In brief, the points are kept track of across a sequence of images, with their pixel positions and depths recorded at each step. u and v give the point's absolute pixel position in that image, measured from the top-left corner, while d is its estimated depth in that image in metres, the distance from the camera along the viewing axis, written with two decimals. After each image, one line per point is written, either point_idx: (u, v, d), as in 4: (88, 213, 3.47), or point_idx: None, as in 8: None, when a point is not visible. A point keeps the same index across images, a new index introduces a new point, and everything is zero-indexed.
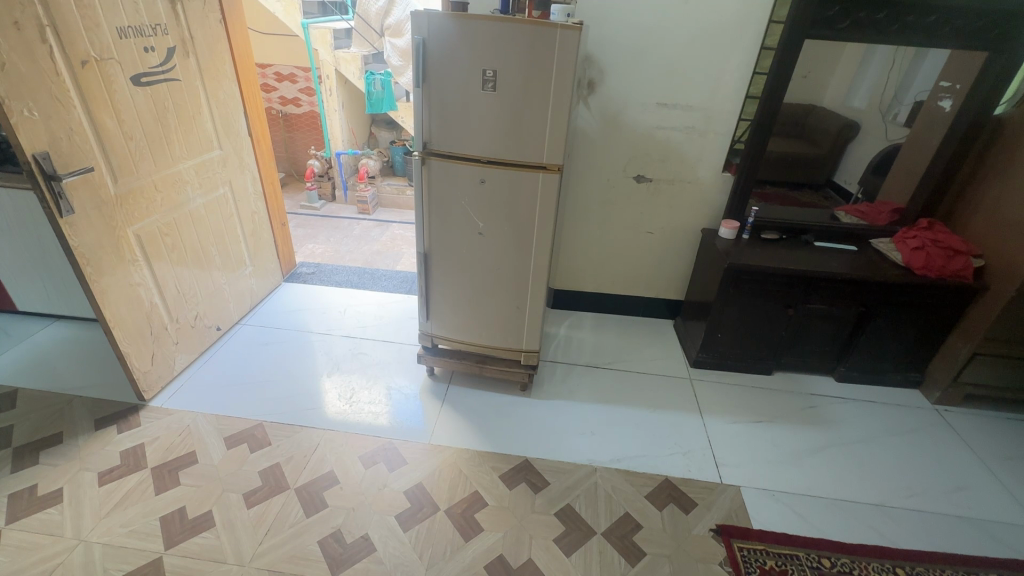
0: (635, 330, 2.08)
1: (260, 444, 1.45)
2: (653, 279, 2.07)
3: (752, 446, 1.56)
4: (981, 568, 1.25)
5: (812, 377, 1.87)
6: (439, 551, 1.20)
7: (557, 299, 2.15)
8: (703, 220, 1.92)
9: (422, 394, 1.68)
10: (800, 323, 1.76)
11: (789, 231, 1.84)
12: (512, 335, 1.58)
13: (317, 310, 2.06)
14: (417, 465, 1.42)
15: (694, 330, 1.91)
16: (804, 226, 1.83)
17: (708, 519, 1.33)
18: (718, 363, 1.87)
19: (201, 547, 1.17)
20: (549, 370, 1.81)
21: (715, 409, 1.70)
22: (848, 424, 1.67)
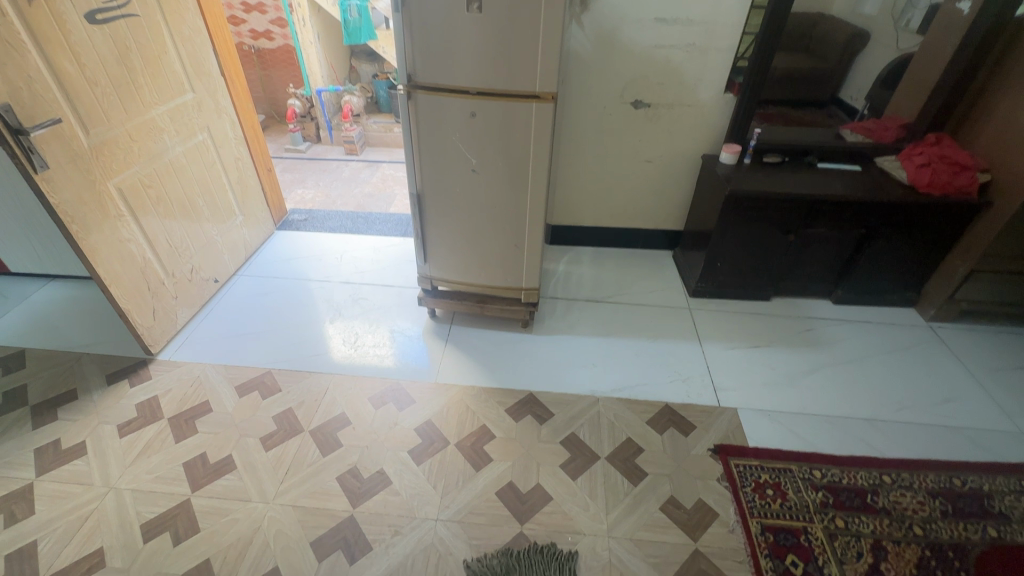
0: (634, 262, 2.07)
1: (271, 390, 1.49)
2: (652, 210, 2.03)
3: (750, 370, 1.61)
4: (962, 472, 1.33)
5: (810, 301, 1.89)
6: (453, 481, 1.26)
7: (555, 235, 2.12)
8: (704, 145, 1.85)
9: (424, 335, 1.70)
10: (800, 248, 1.75)
11: (790, 153, 1.78)
12: (511, 273, 1.57)
13: (313, 257, 2.04)
14: (426, 403, 1.46)
15: (693, 260, 1.91)
16: (807, 147, 1.77)
17: (707, 440, 1.39)
18: (718, 292, 1.88)
19: (225, 488, 1.24)
20: (549, 306, 1.83)
21: (714, 336, 1.73)
22: (843, 345, 1.71)
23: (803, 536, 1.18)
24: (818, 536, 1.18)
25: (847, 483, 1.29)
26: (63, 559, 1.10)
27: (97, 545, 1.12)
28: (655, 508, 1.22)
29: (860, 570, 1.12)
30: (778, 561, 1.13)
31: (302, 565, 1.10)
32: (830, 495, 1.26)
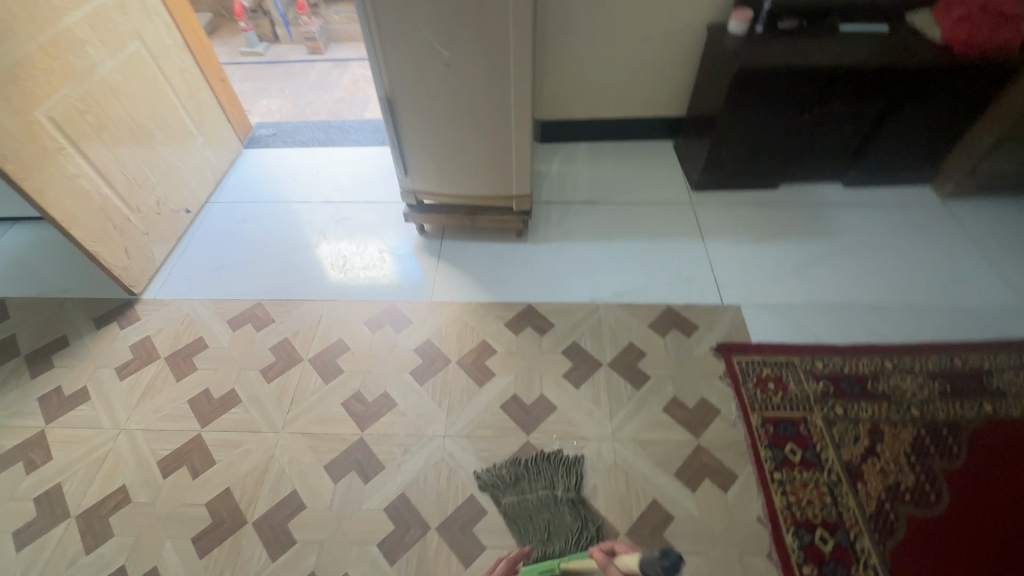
0: (633, 156, 1.92)
1: (264, 322, 1.45)
2: (651, 95, 1.83)
3: (755, 264, 1.55)
4: (963, 351, 1.33)
5: (819, 186, 1.78)
6: (457, 398, 1.27)
7: (546, 132, 1.95)
8: (710, 12, 1.61)
9: (415, 253, 1.62)
10: (814, 128, 1.60)
11: (808, 15, 1.54)
12: (500, 181, 1.45)
13: (288, 177, 1.89)
14: (423, 323, 1.43)
15: (697, 149, 1.76)
16: (828, 7, 1.53)
17: (709, 339, 1.38)
18: (722, 183, 1.76)
19: (234, 421, 1.25)
20: (544, 211, 1.73)
21: (717, 232, 1.65)
22: (852, 231, 1.64)
23: (803, 425, 1.20)
24: (818, 424, 1.20)
25: (849, 371, 1.30)
26: (90, 498, 1.14)
27: (120, 483, 1.16)
28: (659, 409, 1.24)
29: (857, 453, 1.16)
30: (777, 450, 1.17)
31: (320, 486, 1.14)
32: (831, 385, 1.27)
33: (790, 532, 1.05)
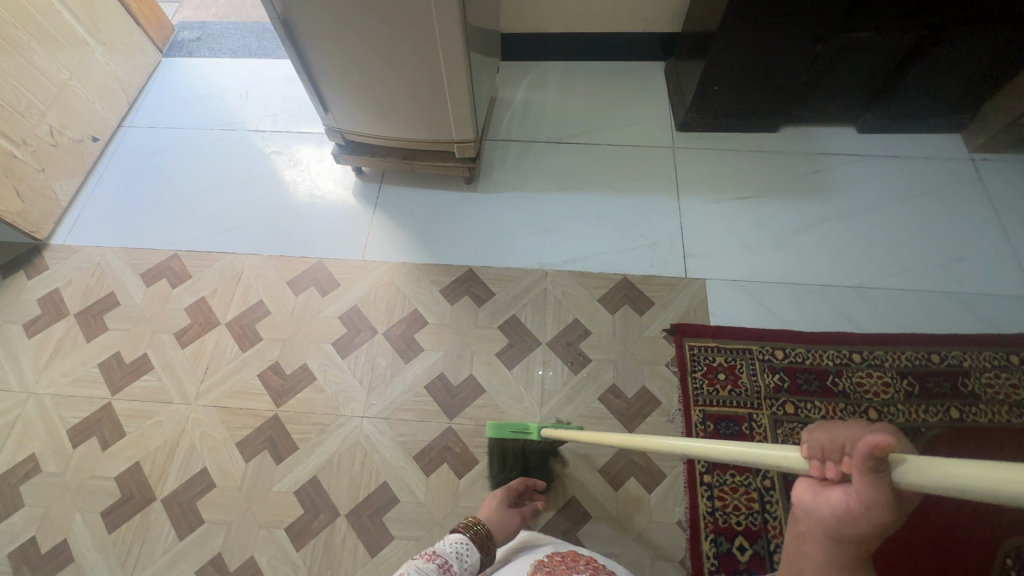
0: (616, 82, 1.63)
1: (180, 277, 1.33)
2: (641, 4, 1.50)
3: (732, 228, 1.36)
4: (944, 347, 1.18)
5: (828, 130, 1.51)
6: (381, 375, 1.19)
7: (515, 46, 1.64)
8: None
9: (350, 199, 1.44)
10: (829, 60, 1.31)
11: None
12: (436, 123, 1.23)
13: (213, 95, 1.64)
14: (351, 286, 1.30)
15: (687, 80, 1.48)
16: None
17: (664, 319, 1.24)
18: (712, 123, 1.50)
19: (145, 390, 1.19)
20: (501, 152, 1.50)
21: (696, 185, 1.43)
22: (854, 191, 1.41)
23: (746, 424, 1.11)
24: (763, 423, 1.11)
25: (810, 364, 1.17)
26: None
27: (29, 451, 1.13)
28: (594, 398, 1.15)
29: None
30: None
31: (230, 465, 1.10)
32: (787, 379, 1.16)
33: (709, 538, 1.01)
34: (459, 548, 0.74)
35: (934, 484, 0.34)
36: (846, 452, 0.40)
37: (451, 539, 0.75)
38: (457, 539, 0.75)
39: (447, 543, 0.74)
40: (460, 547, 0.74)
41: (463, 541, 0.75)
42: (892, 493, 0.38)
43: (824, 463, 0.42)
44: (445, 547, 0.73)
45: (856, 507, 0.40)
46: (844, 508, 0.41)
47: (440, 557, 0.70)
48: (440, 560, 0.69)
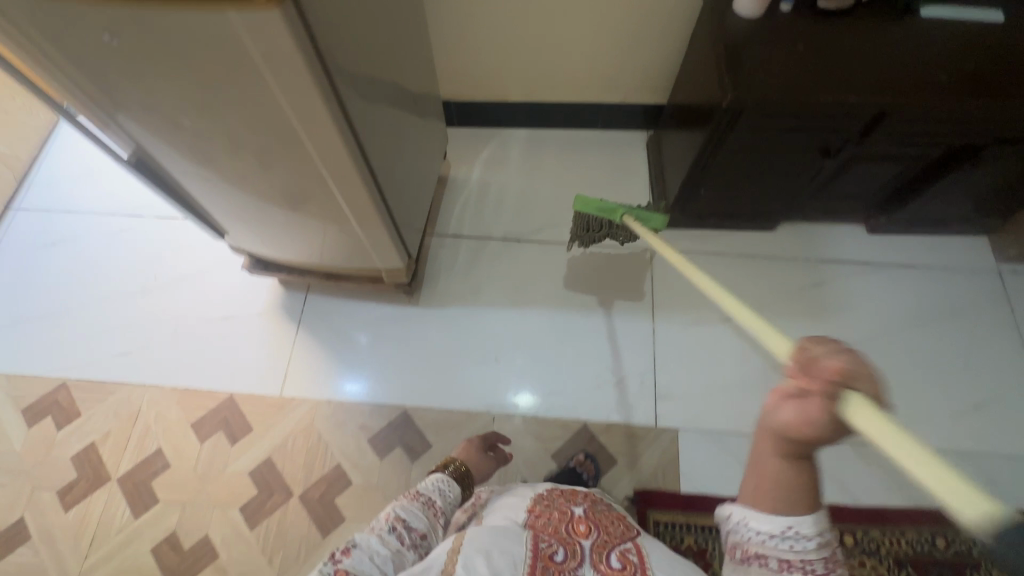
0: (591, 159, 1.40)
1: (68, 416, 1.14)
2: (620, 72, 1.25)
3: (713, 362, 1.16)
4: (951, 528, 1.01)
5: (833, 230, 1.28)
6: (293, 553, 1.02)
7: (470, 115, 1.39)
8: None
9: (271, 313, 1.23)
10: (837, 171, 1.08)
11: None
12: (357, 251, 1.02)
13: (117, 168, 1.40)
14: (265, 432, 1.12)
15: (671, 170, 1.25)
16: None
17: (626, 484, 1.06)
18: (697, 222, 1.27)
19: (20, 567, 1.02)
20: (449, 252, 1.28)
21: (674, 303, 1.22)
22: (858, 313, 1.21)
23: None
24: None
25: None
26: None
27: None
28: None
29: None
30: None
31: None
32: None
33: None
34: (442, 487, 0.80)
35: (871, 426, 0.32)
36: (822, 371, 0.35)
37: (434, 478, 0.82)
38: (439, 478, 0.81)
39: (429, 483, 0.80)
40: (444, 486, 0.80)
41: (445, 479, 0.81)
42: (835, 416, 0.35)
43: (798, 374, 0.37)
44: (427, 485, 0.79)
45: (798, 424, 0.36)
46: (788, 418, 0.37)
47: (425, 495, 0.76)
48: (424, 499, 0.75)
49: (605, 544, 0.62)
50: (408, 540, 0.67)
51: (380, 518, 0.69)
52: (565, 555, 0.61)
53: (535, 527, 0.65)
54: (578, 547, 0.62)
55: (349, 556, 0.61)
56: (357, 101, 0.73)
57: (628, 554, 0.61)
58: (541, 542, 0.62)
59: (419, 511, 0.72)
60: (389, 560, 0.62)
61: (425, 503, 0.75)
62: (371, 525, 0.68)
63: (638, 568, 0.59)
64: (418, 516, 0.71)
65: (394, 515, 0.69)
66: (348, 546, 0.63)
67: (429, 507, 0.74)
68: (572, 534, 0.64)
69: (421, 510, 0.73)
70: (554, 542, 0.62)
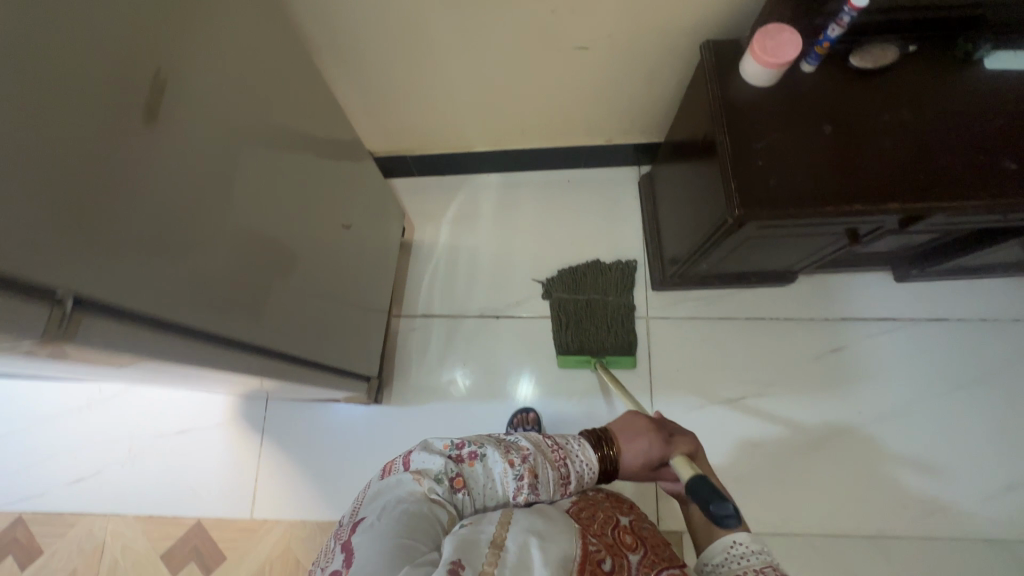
0: (576, 206, 1.21)
1: (30, 553, 1.07)
2: (605, 116, 1.04)
3: (718, 450, 1.06)
4: None
5: (855, 280, 1.12)
6: None
7: (433, 165, 1.20)
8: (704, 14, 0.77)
9: (232, 422, 1.12)
10: (862, 244, 0.90)
11: (918, 23, 0.72)
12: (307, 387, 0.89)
13: None
14: (240, 560, 1.04)
15: (668, 230, 1.07)
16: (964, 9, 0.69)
17: None
18: (699, 284, 1.11)
19: None
20: (422, 336, 1.15)
21: (675, 381, 1.10)
22: (883, 380, 1.08)
23: None
24: None
25: None
26: None
27: None
28: None
29: None
30: None
31: None
32: None
33: None
34: (587, 471, 0.64)
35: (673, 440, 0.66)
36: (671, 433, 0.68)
37: (585, 459, 0.64)
38: (591, 459, 0.64)
39: (582, 452, 0.64)
40: (589, 474, 0.63)
41: (593, 466, 0.63)
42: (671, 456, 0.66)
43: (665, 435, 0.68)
44: (577, 456, 0.64)
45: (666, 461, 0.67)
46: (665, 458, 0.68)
47: (568, 468, 0.62)
48: (564, 470, 0.62)
49: (652, 564, 0.55)
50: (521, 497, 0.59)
51: (518, 447, 0.62)
52: (613, 565, 0.53)
53: (585, 524, 0.58)
54: (625, 562, 0.55)
55: (469, 465, 0.60)
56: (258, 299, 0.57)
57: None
58: (590, 545, 0.54)
59: (550, 480, 0.61)
60: (496, 495, 0.60)
61: (560, 477, 0.61)
62: (507, 447, 0.61)
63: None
64: (548, 484, 0.60)
65: (528, 466, 0.59)
66: (477, 452, 0.61)
67: (561, 483, 0.61)
68: (617, 542, 0.58)
69: (553, 480, 0.61)
70: (603, 550, 0.55)
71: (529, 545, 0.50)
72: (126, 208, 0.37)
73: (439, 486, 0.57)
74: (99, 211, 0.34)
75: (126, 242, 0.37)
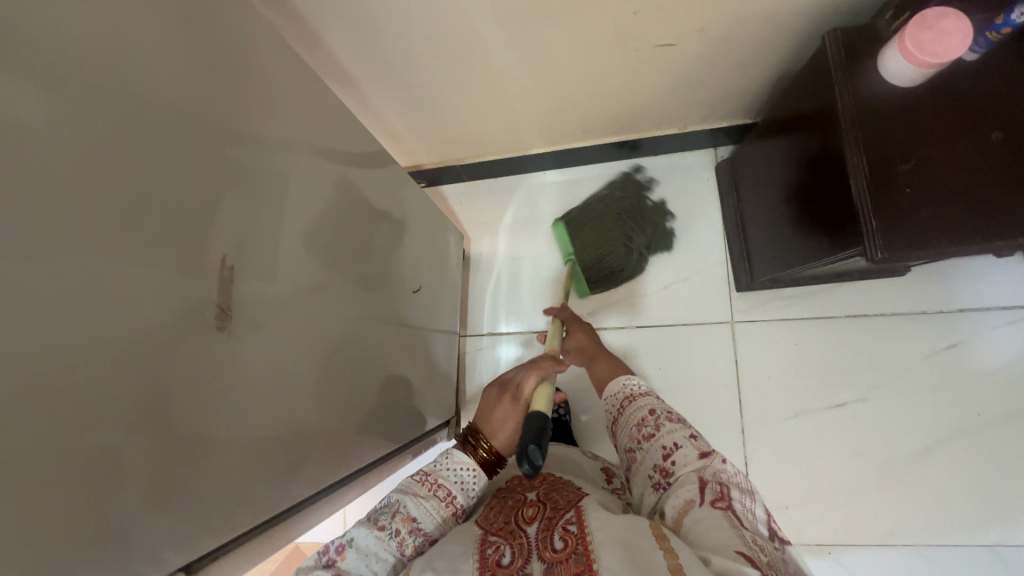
0: (642, 199, 1.09)
1: None
2: (680, 106, 0.90)
3: (815, 460, 0.99)
4: None
5: (970, 264, 0.99)
6: None
7: (483, 170, 1.11)
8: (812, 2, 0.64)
9: None
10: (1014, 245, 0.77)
11: None
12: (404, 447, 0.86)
13: None
14: None
15: (755, 230, 0.95)
16: None
17: None
18: (791, 285, 1.00)
19: None
20: (490, 357, 1.11)
21: (766, 390, 1.02)
22: (1007, 376, 0.96)
23: None
24: None
25: None
26: None
27: None
28: None
29: None
30: None
31: None
32: None
33: None
34: (466, 477, 0.60)
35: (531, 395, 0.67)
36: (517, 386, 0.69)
37: (456, 464, 0.60)
38: (465, 463, 0.60)
39: (452, 464, 0.60)
40: (468, 478, 0.59)
41: (471, 468, 0.60)
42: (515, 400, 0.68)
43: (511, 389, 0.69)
44: (447, 470, 0.60)
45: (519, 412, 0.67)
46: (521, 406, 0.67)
47: (442, 487, 0.58)
48: (444, 493, 0.57)
49: (549, 524, 0.46)
50: (411, 548, 0.53)
51: (386, 508, 0.55)
52: (513, 556, 0.44)
53: (484, 525, 0.49)
54: (525, 540, 0.46)
55: (343, 560, 0.51)
56: None
57: (570, 526, 0.45)
58: (487, 547, 0.45)
59: (434, 511, 0.56)
60: (390, 568, 0.51)
61: (443, 501, 0.57)
62: (376, 516, 0.55)
63: (581, 546, 0.42)
64: (430, 517, 0.55)
65: (400, 516, 0.54)
66: (345, 541, 0.53)
67: (448, 505, 0.57)
68: (517, 522, 0.48)
69: (434, 510, 0.56)
70: (502, 541, 0.46)
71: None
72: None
73: None
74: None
75: (105, 469, 0.32)
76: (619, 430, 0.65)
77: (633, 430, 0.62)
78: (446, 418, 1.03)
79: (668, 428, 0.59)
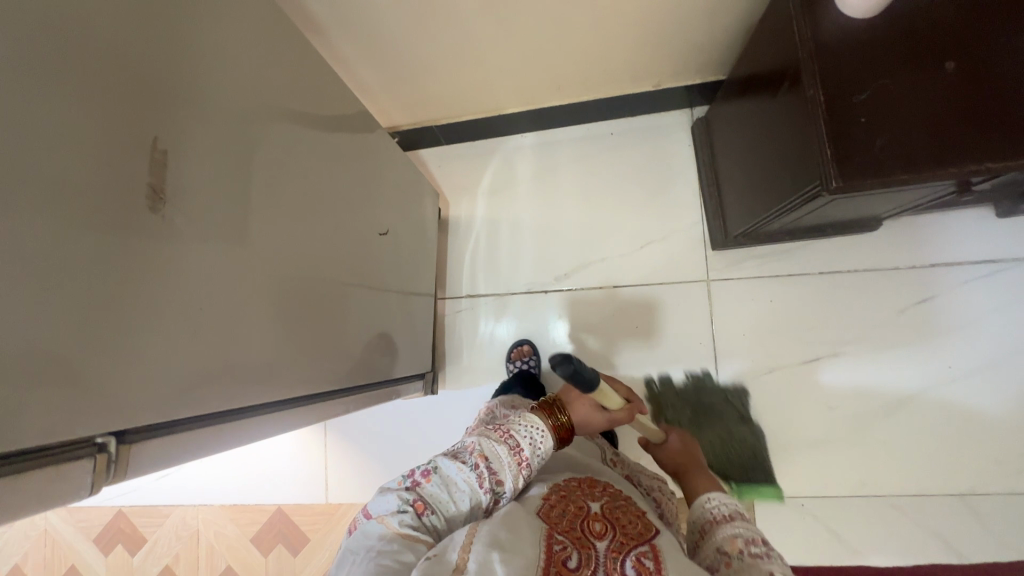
0: (618, 159, 1.10)
1: (136, 542, 1.17)
2: (652, 60, 0.91)
3: (789, 414, 1.01)
4: None
5: (942, 220, 1.00)
6: None
7: (461, 131, 1.11)
8: None
9: None
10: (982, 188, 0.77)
11: None
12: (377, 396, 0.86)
13: None
14: (321, 540, 1.10)
15: (728, 185, 0.96)
16: None
17: None
18: (765, 242, 1.00)
19: None
20: (469, 318, 1.12)
21: (741, 345, 1.03)
22: (978, 330, 0.97)
23: None
24: None
25: None
26: None
27: None
28: None
29: None
30: None
31: None
32: None
33: None
34: (536, 435, 0.60)
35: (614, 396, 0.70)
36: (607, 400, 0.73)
37: (530, 420, 0.61)
38: (536, 422, 0.61)
39: (525, 421, 0.61)
40: (538, 435, 0.60)
41: (543, 428, 0.60)
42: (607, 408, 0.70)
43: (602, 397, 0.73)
44: (521, 425, 0.61)
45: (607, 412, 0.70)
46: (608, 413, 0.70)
47: (516, 438, 0.59)
48: (514, 443, 0.59)
49: (621, 548, 0.46)
50: (485, 486, 0.56)
51: (467, 448, 0.59)
52: (579, 564, 0.45)
53: (551, 521, 0.50)
54: (592, 552, 0.46)
55: (427, 483, 0.56)
56: (278, 343, 0.54)
57: (644, 559, 0.45)
58: (556, 544, 0.46)
59: (506, 456, 0.57)
60: (466, 500, 0.55)
61: (513, 450, 0.58)
62: (458, 453, 0.59)
63: None
64: (503, 461, 0.57)
65: (477, 454, 0.57)
66: (430, 469, 0.58)
67: (517, 454, 0.58)
68: (584, 531, 0.49)
69: (505, 457, 0.58)
70: (570, 543, 0.47)
71: (492, 561, 0.42)
72: (98, 324, 0.33)
73: (405, 514, 0.52)
74: (53, 343, 0.30)
75: None
76: (710, 535, 0.53)
77: (733, 539, 0.51)
78: (423, 374, 1.04)
79: (780, 563, 0.47)
